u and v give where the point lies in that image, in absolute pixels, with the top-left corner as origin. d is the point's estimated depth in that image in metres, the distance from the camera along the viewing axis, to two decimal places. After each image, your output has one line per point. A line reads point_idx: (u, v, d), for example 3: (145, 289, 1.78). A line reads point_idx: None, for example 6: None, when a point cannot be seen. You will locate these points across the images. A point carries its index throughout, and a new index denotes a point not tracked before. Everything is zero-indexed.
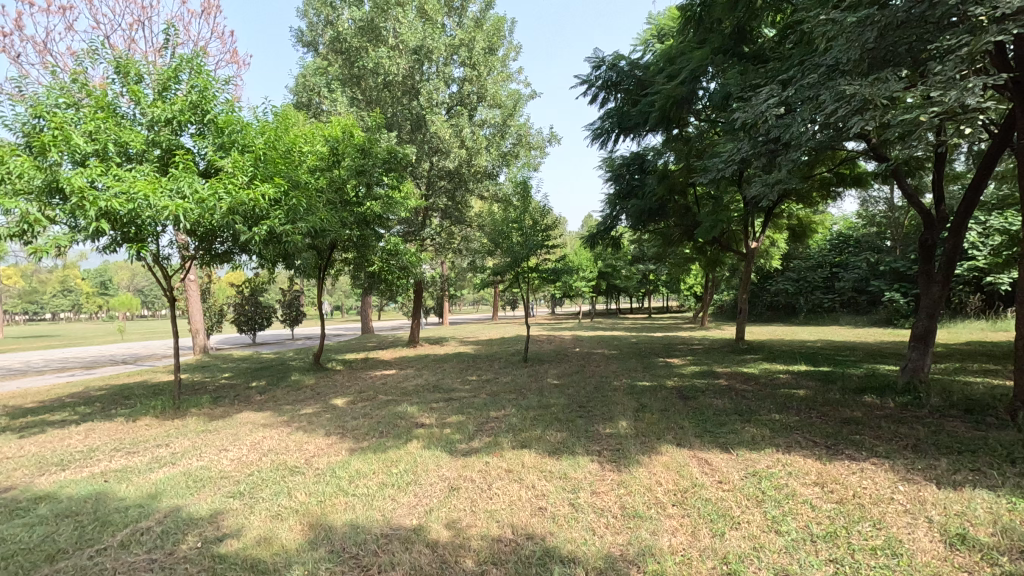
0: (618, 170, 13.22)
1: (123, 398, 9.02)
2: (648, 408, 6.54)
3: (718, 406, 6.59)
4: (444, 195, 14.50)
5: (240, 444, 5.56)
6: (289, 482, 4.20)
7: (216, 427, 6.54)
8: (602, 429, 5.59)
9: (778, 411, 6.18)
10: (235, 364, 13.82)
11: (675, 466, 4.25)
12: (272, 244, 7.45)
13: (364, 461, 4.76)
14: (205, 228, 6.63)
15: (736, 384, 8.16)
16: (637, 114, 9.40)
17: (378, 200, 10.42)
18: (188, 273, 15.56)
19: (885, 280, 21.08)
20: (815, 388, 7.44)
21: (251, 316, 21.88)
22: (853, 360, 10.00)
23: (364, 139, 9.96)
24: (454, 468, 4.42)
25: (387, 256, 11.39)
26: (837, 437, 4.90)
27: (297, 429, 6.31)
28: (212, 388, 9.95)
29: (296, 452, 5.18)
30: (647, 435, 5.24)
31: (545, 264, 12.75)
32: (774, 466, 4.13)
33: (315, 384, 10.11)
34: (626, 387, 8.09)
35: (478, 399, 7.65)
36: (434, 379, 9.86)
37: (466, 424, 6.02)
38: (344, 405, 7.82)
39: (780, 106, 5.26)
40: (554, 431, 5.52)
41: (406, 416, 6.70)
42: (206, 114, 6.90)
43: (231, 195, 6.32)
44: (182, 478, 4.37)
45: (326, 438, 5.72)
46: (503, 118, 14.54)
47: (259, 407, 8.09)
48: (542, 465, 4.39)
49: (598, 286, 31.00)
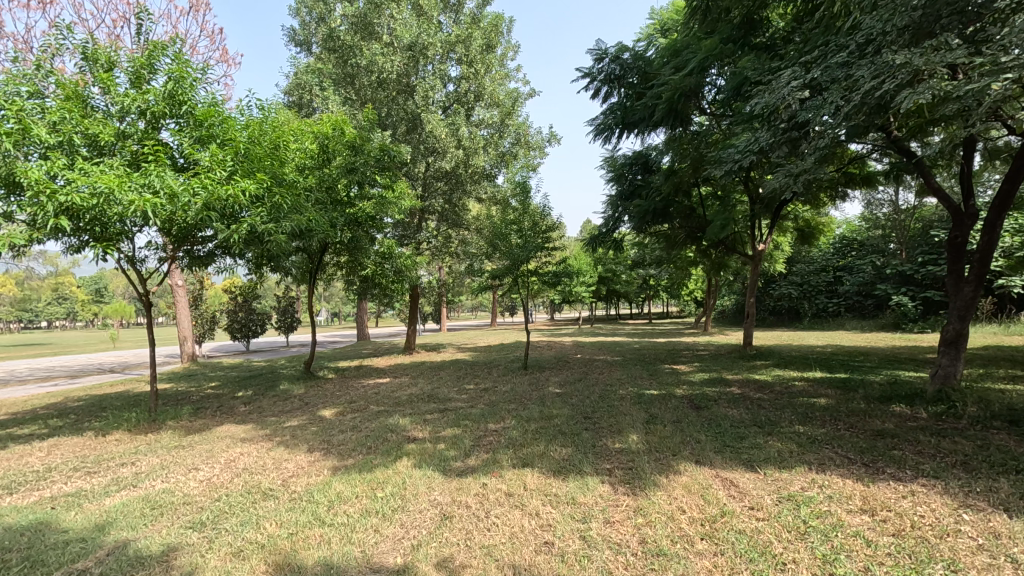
0: (619, 170, 12.78)
1: (98, 410, 8.51)
2: (659, 420, 6.05)
3: (735, 417, 6.10)
4: (441, 196, 14.08)
5: (214, 463, 5.06)
6: (259, 509, 3.70)
7: (192, 443, 6.02)
8: (612, 444, 5.10)
9: (801, 422, 5.69)
10: (223, 373, 13.30)
11: (697, 487, 3.77)
12: (254, 245, 6.91)
13: (347, 482, 4.26)
14: (180, 226, 6.14)
15: (749, 392, 7.68)
16: (642, 108, 8.95)
17: (370, 200, 9.97)
18: (174, 278, 15.09)
19: (891, 284, 20.65)
20: (836, 396, 6.96)
21: (244, 323, 21.36)
22: (869, 366, 9.52)
23: (356, 136, 9.53)
24: (449, 491, 3.92)
25: (380, 259, 10.92)
26: (873, 453, 4.42)
27: (279, 444, 5.80)
28: (196, 398, 9.43)
29: (273, 472, 4.68)
30: (661, 451, 4.75)
31: (545, 268, 12.29)
32: (811, 488, 3.65)
33: (304, 394, 9.59)
34: (633, 396, 7.59)
35: (476, 409, 7.15)
36: (430, 388, 9.35)
37: (462, 439, 5.52)
38: (333, 417, 7.31)
39: (804, 89, 4.84)
40: (559, 447, 5.03)
41: (398, 429, 6.19)
42: (184, 106, 6.44)
43: (206, 190, 5.81)
44: (140, 505, 3.86)
45: (308, 455, 5.22)
46: (501, 118, 14.14)
47: (243, 418, 7.58)
48: (546, 487, 3.89)
49: (597, 292, 30.50)
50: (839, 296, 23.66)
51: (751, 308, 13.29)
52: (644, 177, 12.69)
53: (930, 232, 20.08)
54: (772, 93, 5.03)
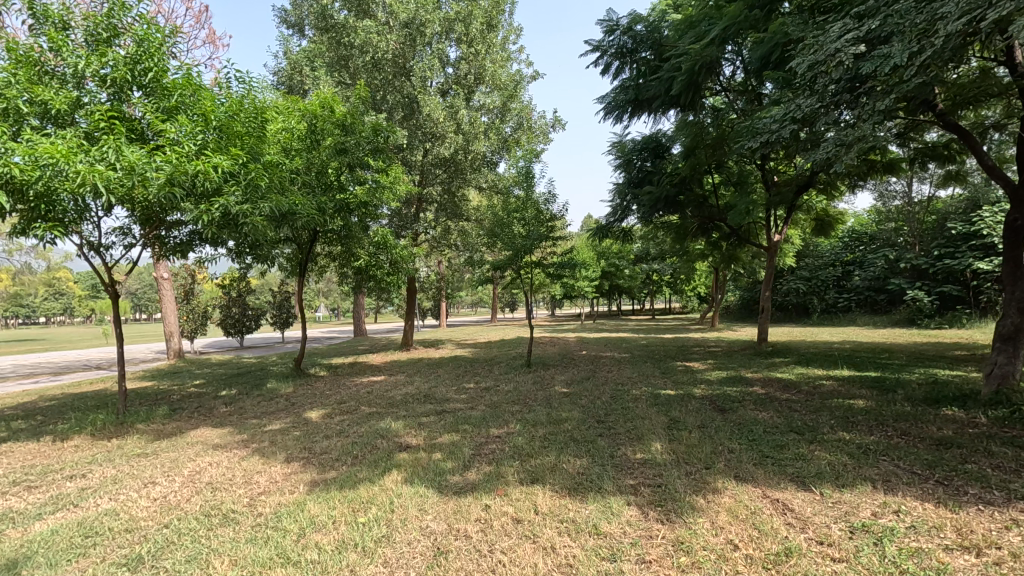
0: (627, 156, 12.06)
1: (66, 411, 7.83)
2: (682, 424, 5.38)
3: (766, 421, 5.45)
4: (439, 185, 13.45)
5: (176, 476, 4.39)
6: (214, 540, 3.04)
7: (157, 451, 5.35)
8: (632, 454, 4.45)
9: (844, 428, 5.03)
10: (210, 370, 12.62)
11: (747, 513, 3.12)
12: (230, 230, 6.18)
13: (324, 502, 3.60)
14: (144, 207, 5.43)
15: (776, 393, 7.01)
16: (657, 83, 8.26)
17: (364, 185, 9.27)
18: (159, 270, 14.38)
19: (905, 278, 20.01)
20: (875, 397, 6.30)
21: (238, 319, 20.67)
22: (899, 364, 8.86)
23: (346, 115, 8.83)
24: (445, 515, 3.26)
25: (375, 249, 10.28)
26: (944, 467, 3.75)
27: (254, 452, 5.14)
28: (176, 398, 8.77)
29: (240, 487, 4.03)
30: (691, 463, 4.12)
31: (548, 260, 11.61)
32: (885, 515, 3.00)
33: (291, 393, 8.92)
34: (648, 397, 6.93)
35: (477, 411, 6.49)
36: (427, 388, 8.68)
37: (461, 447, 4.87)
38: (318, 420, 6.64)
39: (858, 43, 4.17)
40: (571, 458, 4.38)
41: (388, 435, 5.54)
42: (150, 74, 5.73)
43: (171, 164, 5.09)
44: (71, 533, 3.19)
45: (284, 467, 4.54)
46: (503, 101, 13.44)
47: (220, 421, 6.90)
48: (562, 512, 3.24)
49: (599, 288, 29.79)
50: (849, 291, 22.97)
51: (766, 302, 12.61)
52: (654, 164, 11.99)
53: (945, 224, 19.32)
54: (820, 50, 4.36)
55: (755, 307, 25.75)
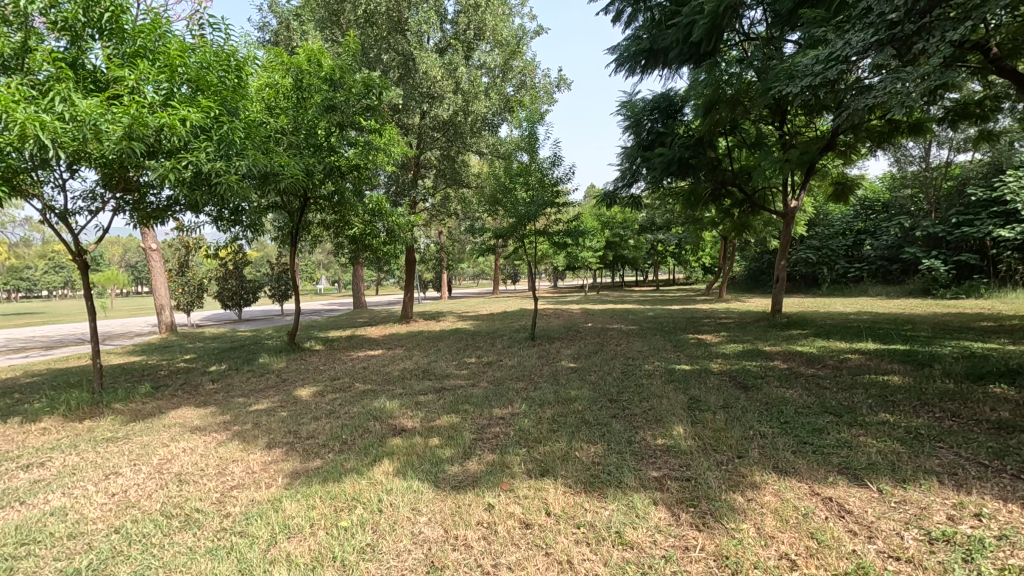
0: (638, 116, 11.32)
1: (43, 389, 7.38)
2: (704, 404, 4.90)
3: (796, 400, 4.97)
4: (438, 149, 12.79)
5: (141, 465, 3.92)
6: (168, 550, 2.57)
7: (129, 435, 4.88)
8: (653, 440, 3.99)
9: (886, 409, 4.53)
10: (202, 344, 12.21)
11: (799, 517, 2.63)
12: (203, 192, 5.59)
13: (303, 499, 3.14)
14: (102, 164, 4.83)
15: (800, 368, 6.54)
16: (675, 31, 7.55)
17: (356, 146, 8.64)
18: (147, 241, 13.78)
19: (920, 247, 19.39)
20: (910, 373, 5.82)
21: (235, 291, 20.26)
22: (927, 336, 8.35)
23: (334, 69, 8.10)
24: (441, 518, 2.79)
25: (370, 216, 9.73)
26: (1015, 457, 3.26)
27: (235, 437, 4.67)
28: (163, 374, 8.33)
29: (212, 480, 3.56)
30: (722, 453, 3.62)
31: (553, 227, 11.01)
32: (966, 520, 2.50)
33: (284, 369, 8.47)
34: (663, 373, 6.48)
35: (478, 389, 6.03)
36: (426, 362, 8.24)
37: (461, 431, 4.40)
38: (308, 399, 6.19)
39: None
40: (583, 444, 3.90)
41: (382, 416, 5.07)
42: (108, 15, 5.05)
43: (129, 115, 4.49)
44: (3, 540, 2.73)
45: (264, 455, 4.07)
46: (505, 59, 12.64)
47: (204, 400, 6.44)
48: (577, 514, 2.78)
49: (603, 258, 29.21)
50: (861, 260, 22.39)
51: (781, 272, 12.02)
52: (666, 125, 11.28)
53: (964, 190, 18.53)
54: None
55: (763, 277, 25.19)
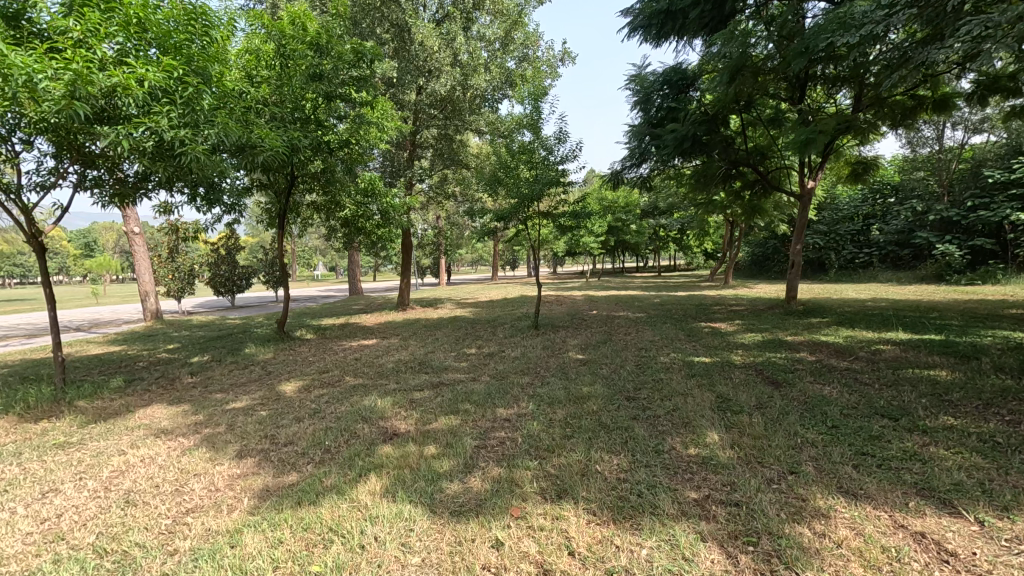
0: (648, 91, 10.65)
1: (6, 382, 6.79)
2: (735, 404, 4.35)
3: (838, 399, 4.41)
4: (434, 127, 12.13)
5: (86, 481, 3.35)
6: None
7: (84, 440, 4.30)
8: (686, 449, 3.42)
9: (947, 411, 3.95)
10: (188, 333, 11.62)
11: (892, 564, 2.08)
12: (167, 165, 4.97)
13: (267, 531, 2.56)
14: (45, 128, 4.22)
15: (831, 360, 5.99)
16: None
17: (345, 120, 8.00)
18: (129, 226, 13.14)
19: (934, 231, 18.77)
20: (957, 367, 5.26)
21: (227, 278, 19.59)
22: (960, 325, 7.77)
23: (321, 33, 7.43)
24: (436, 561, 2.24)
25: (362, 197, 9.11)
26: None
27: (204, 442, 4.09)
28: (140, 366, 7.75)
29: (167, 501, 2.98)
30: (772, 468, 3.06)
31: (558, 209, 10.40)
32: None
33: (270, 361, 7.87)
34: (682, 366, 5.90)
35: (479, 385, 5.46)
36: (422, 354, 7.66)
37: (460, 436, 3.83)
38: (293, 395, 5.62)
39: None
40: (603, 455, 3.33)
41: (373, 417, 4.50)
42: None
43: (72, 71, 3.90)
44: None
45: (233, 467, 3.51)
46: (506, 30, 11.91)
47: (178, 396, 5.85)
48: (608, 555, 2.22)
49: (605, 243, 28.63)
50: (870, 245, 21.80)
51: (796, 257, 11.41)
52: (677, 100, 10.62)
53: (979, 172, 17.81)
54: None
55: (769, 263, 24.60)
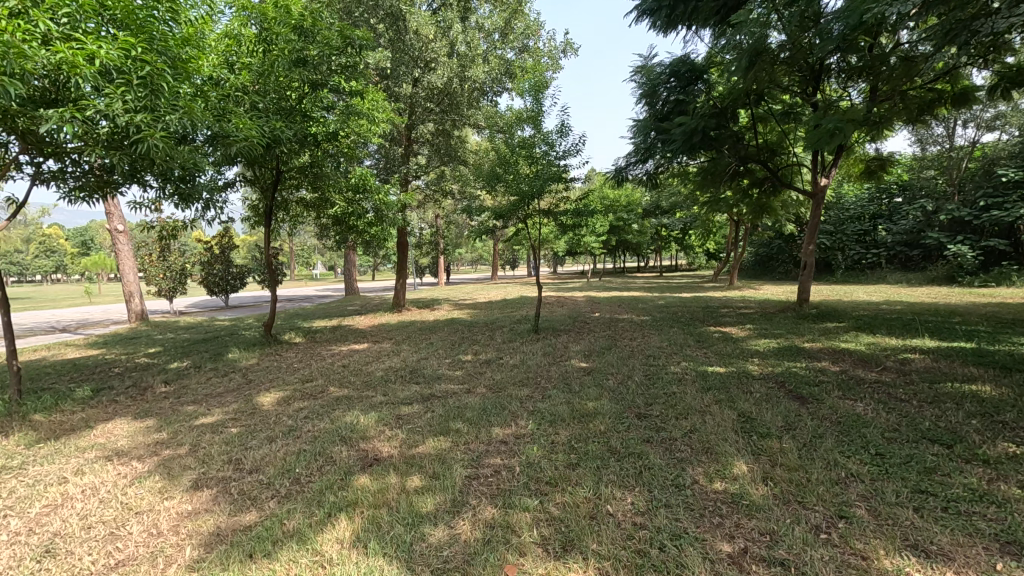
0: (654, 82, 10.17)
1: None
2: (760, 425, 3.86)
3: (877, 420, 3.91)
4: (431, 121, 11.63)
5: (9, 520, 2.86)
6: None
7: (26, 463, 3.81)
8: (713, 484, 2.92)
9: (1006, 436, 3.44)
10: (174, 335, 11.11)
11: None
12: (126, 154, 4.51)
13: None
14: None
15: (857, 371, 5.49)
16: None
17: (334, 111, 7.51)
18: (113, 222, 12.61)
19: (945, 231, 18.24)
20: (1000, 381, 4.76)
21: (221, 278, 19.05)
22: (989, 331, 7.26)
23: (306, 15, 6.90)
24: None
25: (353, 194, 8.62)
26: None
27: (158, 468, 3.60)
28: (115, 373, 7.27)
29: (95, 550, 2.50)
30: (820, 512, 2.56)
31: (560, 206, 9.91)
32: None
33: (253, 367, 7.38)
34: (696, 377, 5.40)
35: (473, 398, 4.95)
36: (414, 361, 7.16)
37: (449, 465, 3.32)
38: (270, 409, 5.12)
39: None
40: (615, 491, 2.84)
41: (353, 438, 4.00)
42: None
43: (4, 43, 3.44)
44: None
45: (186, 501, 3.03)
46: (506, 19, 11.40)
47: (146, 409, 5.36)
48: None
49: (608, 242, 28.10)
50: (878, 245, 21.29)
51: (808, 258, 10.93)
52: (685, 92, 10.14)
53: (991, 171, 17.27)
54: None
55: (774, 263, 24.09)
